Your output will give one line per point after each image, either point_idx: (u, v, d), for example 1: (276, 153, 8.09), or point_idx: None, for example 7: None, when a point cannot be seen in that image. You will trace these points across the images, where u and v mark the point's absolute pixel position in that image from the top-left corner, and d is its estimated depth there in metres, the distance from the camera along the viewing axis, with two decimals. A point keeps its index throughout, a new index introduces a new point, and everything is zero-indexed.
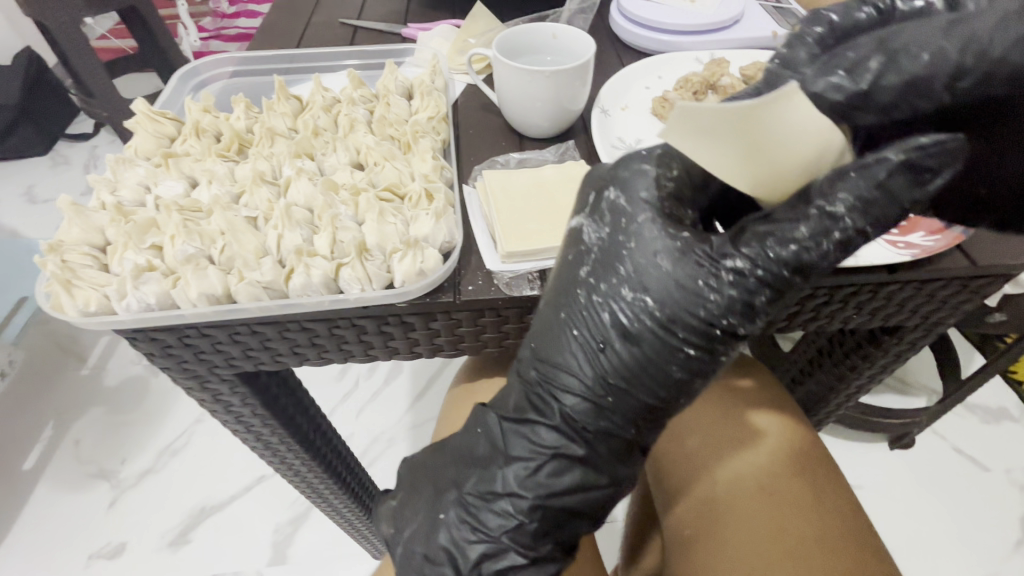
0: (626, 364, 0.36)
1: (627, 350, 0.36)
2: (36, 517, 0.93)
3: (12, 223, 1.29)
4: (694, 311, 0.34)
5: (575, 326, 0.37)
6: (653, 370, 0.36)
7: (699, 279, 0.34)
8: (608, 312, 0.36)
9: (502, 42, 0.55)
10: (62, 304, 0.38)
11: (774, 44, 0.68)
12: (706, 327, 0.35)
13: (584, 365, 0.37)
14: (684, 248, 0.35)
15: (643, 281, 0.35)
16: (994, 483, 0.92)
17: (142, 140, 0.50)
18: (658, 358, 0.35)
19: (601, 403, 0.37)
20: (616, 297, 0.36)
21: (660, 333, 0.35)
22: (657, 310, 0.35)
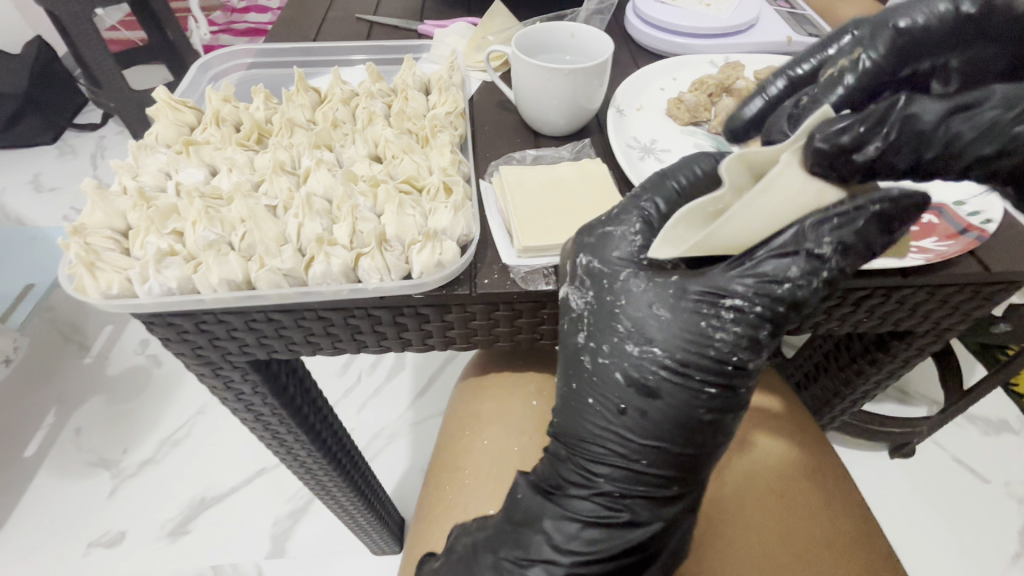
0: (645, 421, 0.37)
1: (643, 409, 0.37)
2: (36, 504, 0.93)
3: (19, 210, 1.30)
4: (700, 357, 0.36)
5: (588, 390, 0.39)
6: (678, 419, 0.37)
7: (701, 324, 0.36)
8: (619, 371, 0.37)
9: (521, 40, 0.55)
10: (85, 286, 0.38)
11: (788, 49, 0.68)
12: (720, 370, 0.36)
13: (608, 429, 0.38)
14: (677, 295, 0.36)
15: (647, 334, 0.37)
16: (993, 494, 0.92)
17: (163, 128, 0.51)
18: (678, 409, 0.37)
19: (634, 466, 0.38)
20: (623, 354, 0.37)
21: (673, 387, 0.36)
22: (668, 359, 0.36)
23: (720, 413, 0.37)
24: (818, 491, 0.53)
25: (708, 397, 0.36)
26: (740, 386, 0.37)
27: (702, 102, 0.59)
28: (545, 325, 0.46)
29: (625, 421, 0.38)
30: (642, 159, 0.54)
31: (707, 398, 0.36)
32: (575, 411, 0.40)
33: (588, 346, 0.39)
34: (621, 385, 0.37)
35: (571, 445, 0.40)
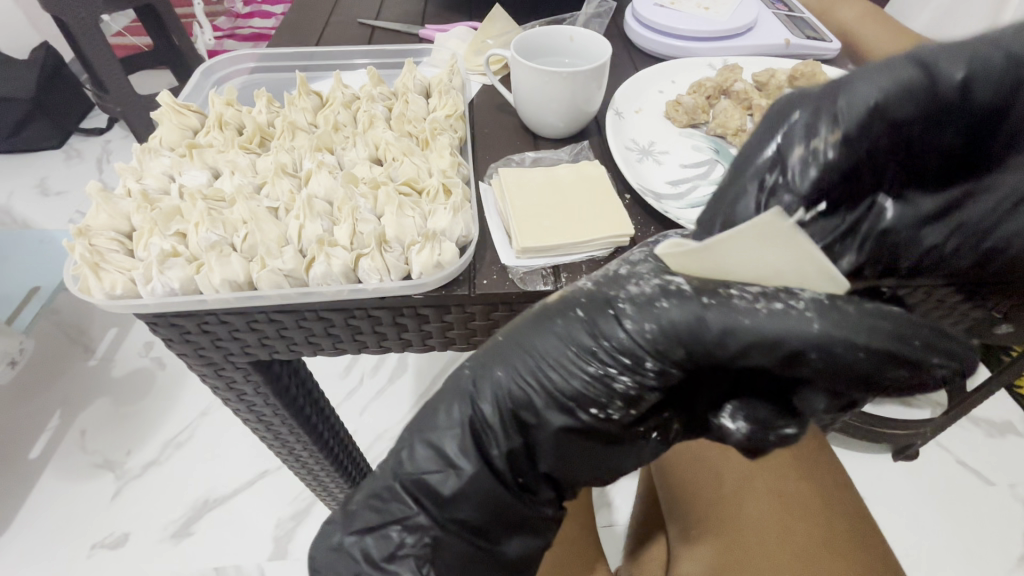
0: (513, 405, 0.36)
1: (516, 390, 0.36)
2: (40, 506, 0.94)
3: (26, 214, 1.31)
4: (587, 353, 0.34)
5: (480, 360, 0.38)
6: (541, 417, 0.36)
7: (653, 335, 0.32)
8: (567, 346, 0.35)
9: (520, 44, 0.56)
10: (89, 287, 0.39)
11: (787, 51, 0.68)
12: (596, 374, 0.34)
13: (515, 390, 0.36)
14: (657, 299, 0.33)
15: (611, 331, 0.34)
16: (998, 497, 0.91)
17: (167, 132, 0.52)
18: (546, 405, 0.35)
19: (506, 436, 0.37)
20: (579, 338, 0.35)
21: (550, 374, 0.35)
22: (615, 361, 0.33)
23: (584, 433, 0.36)
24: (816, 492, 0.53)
25: (579, 410, 0.35)
26: (613, 414, 0.34)
27: (701, 104, 0.59)
28: None
29: (494, 396, 0.36)
30: (640, 161, 0.55)
31: (581, 410, 0.35)
32: (466, 375, 0.38)
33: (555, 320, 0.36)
34: (507, 357, 0.37)
35: (441, 407, 0.38)
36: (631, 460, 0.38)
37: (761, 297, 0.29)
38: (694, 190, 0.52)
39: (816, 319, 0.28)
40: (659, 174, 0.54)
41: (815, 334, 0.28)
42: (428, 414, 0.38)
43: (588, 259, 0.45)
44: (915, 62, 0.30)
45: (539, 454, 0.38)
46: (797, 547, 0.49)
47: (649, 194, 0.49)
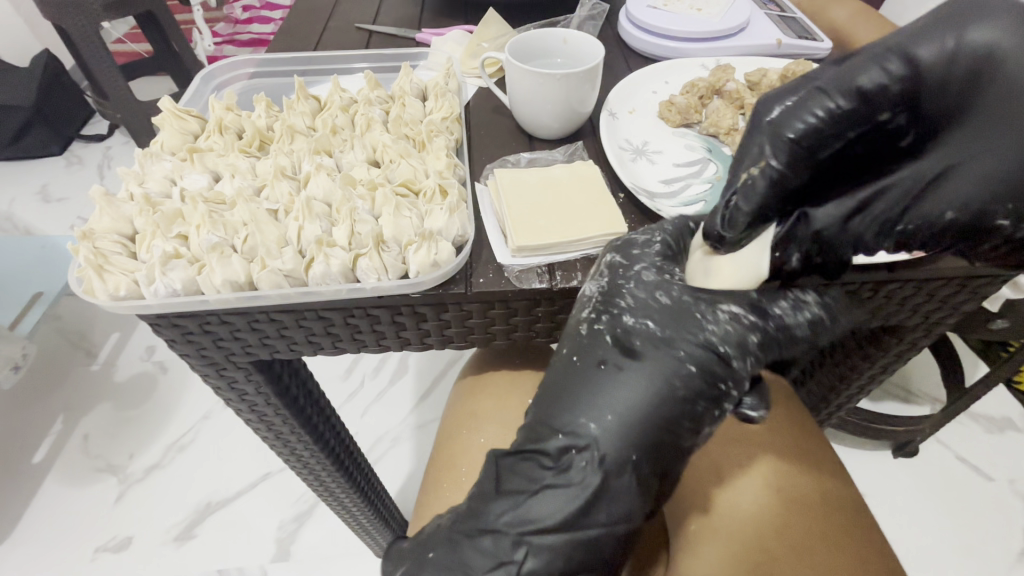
0: (649, 454, 0.37)
1: (651, 438, 0.37)
2: (43, 510, 0.94)
3: (28, 221, 1.32)
4: (699, 389, 0.38)
5: (582, 417, 0.38)
6: (674, 457, 0.38)
7: (748, 326, 0.39)
8: (679, 350, 0.38)
9: (514, 47, 0.57)
10: (94, 289, 0.40)
11: (778, 51, 0.69)
12: (713, 403, 0.38)
13: (634, 402, 0.37)
14: (734, 304, 0.39)
15: (710, 330, 0.38)
16: (998, 493, 0.92)
17: (168, 136, 0.52)
18: (672, 448, 0.38)
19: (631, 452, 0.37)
20: (682, 340, 0.38)
21: (671, 414, 0.37)
22: (719, 351, 0.38)
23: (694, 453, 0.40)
24: (818, 494, 0.53)
25: (696, 438, 0.39)
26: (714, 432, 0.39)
27: (693, 104, 0.60)
28: (541, 323, 0.47)
29: (638, 452, 0.37)
30: (634, 161, 0.56)
31: (700, 404, 0.38)
32: (578, 402, 0.38)
33: (645, 328, 0.39)
34: (619, 411, 0.37)
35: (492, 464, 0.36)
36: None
37: (795, 296, 0.40)
38: (688, 189, 0.53)
39: (826, 316, 0.40)
40: (652, 173, 0.54)
41: (833, 310, 0.41)
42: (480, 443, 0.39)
43: (583, 257, 0.45)
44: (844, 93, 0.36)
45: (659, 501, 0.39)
46: (795, 539, 0.49)
47: (643, 192, 0.50)
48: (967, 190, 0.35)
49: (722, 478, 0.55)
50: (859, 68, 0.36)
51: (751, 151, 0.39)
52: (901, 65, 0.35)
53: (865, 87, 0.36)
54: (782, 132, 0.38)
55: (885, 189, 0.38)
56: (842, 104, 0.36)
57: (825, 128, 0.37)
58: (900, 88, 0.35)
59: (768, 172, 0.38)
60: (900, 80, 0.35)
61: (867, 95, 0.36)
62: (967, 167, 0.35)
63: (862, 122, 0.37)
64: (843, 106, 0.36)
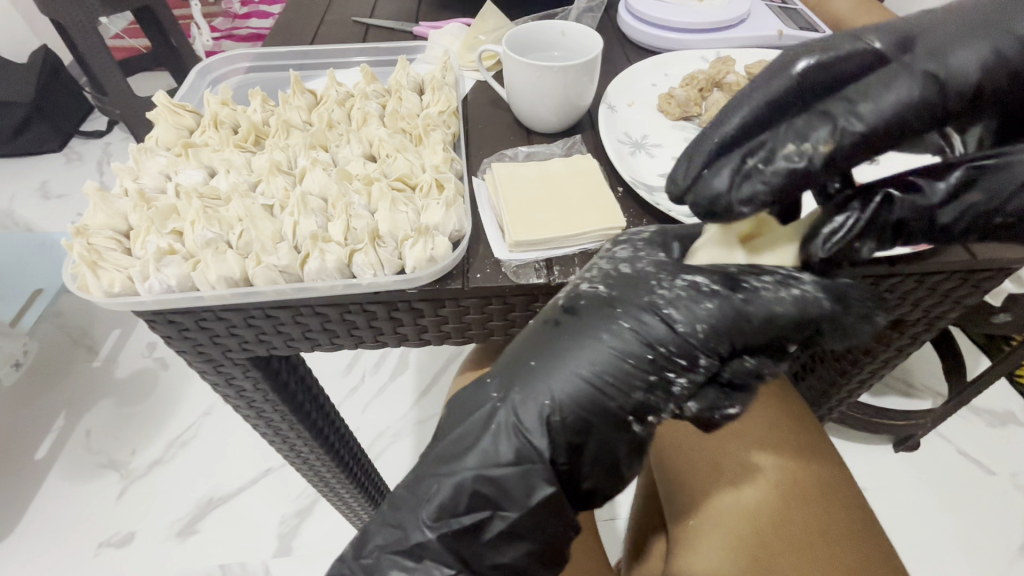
0: (577, 427, 0.35)
1: (579, 408, 0.34)
2: (47, 506, 0.95)
3: (28, 217, 1.32)
4: (637, 360, 0.35)
5: (512, 381, 0.36)
6: (604, 433, 0.35)
7: (717, 306, 0.35)
8: (630, 324, 0.35)
9: (512, 39, 0.56)
10: (88, 285, 0.39)
11: (779, 42, 0.68)
12: (653, 379, 0.35)
13: (580, 374, 0.35)
14: (703, 280, 0.36)
15: (675, 305, 0.35)
16: (999, 486, 0.92)
17: (163, 131, 0.52)
18: (602, 425, 0.35)
19: (563, 420, 0.34)
20: (642, 313, 0.35)
21: (607, 385, 0.35)
22: (682, 331, 0.35)
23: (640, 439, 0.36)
24: (818, 491, 0.52)
25: (636, 419, 0.35)
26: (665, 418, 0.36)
27: (693, 97, 0.60)
28: None
29: (559, 419, 0.34)
30: (633, 155, 0.55)
31: (646, 384, 0.35)
32: (519, 370, 0.36)
33: (606, 300, 0.37)
34: (551, 376, 0.35)
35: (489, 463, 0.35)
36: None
37: (786, 282, 0.35)
38: None
39: (827, 296, 0.35)
40: (652, 167, 0.54)
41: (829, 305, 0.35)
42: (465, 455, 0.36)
43: (581, 252, 0.45)
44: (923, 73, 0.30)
45: (592, 479, 0.37)
46: (794, 537, 0.49)
47: (641, 186, 0.50)
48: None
49: (721, 475, 0.54)
50: (954, 39, 0.31)
51: (804, 131, 0.31)
52: (1018, 44, 0.30)
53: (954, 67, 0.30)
54: (859, 116, 0.30)
55: (1005, 169, 0.33)
56: (929, 89, 0.30)
57: (912, 116, 0.30)
58: (1006, 72, 0.31)
59: (834, 137, 0.30)
60: (1021, 59, 0.31)
61: (977, 77, 0.30)
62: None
63: (941, 110, 0.30)
64: (927, 89, 0.30)
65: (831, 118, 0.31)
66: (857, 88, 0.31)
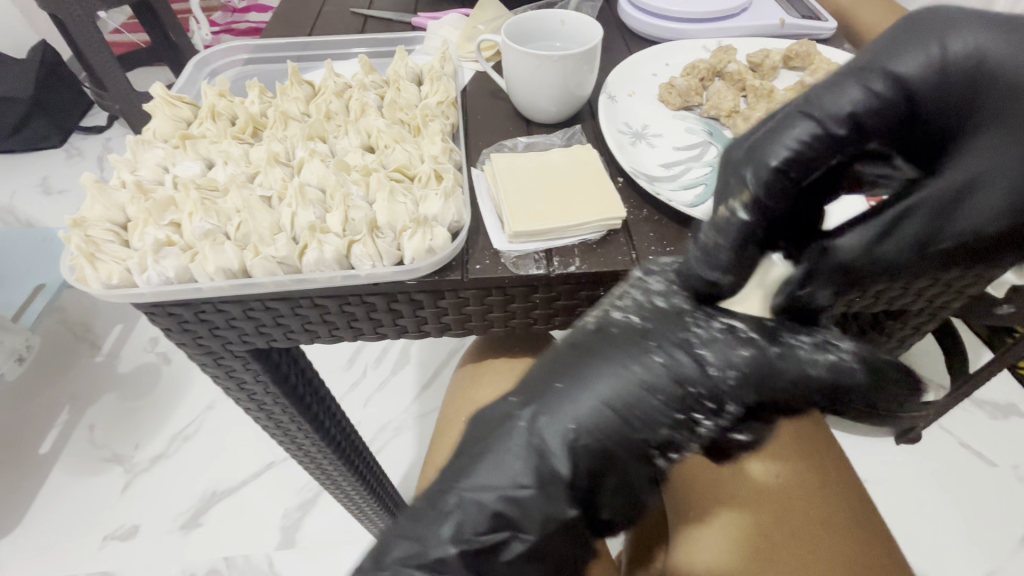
0: (599, 461, 0.34)
1: (601, 437, 0.33)
2: (52, 500, 0.95)
3: (29, 213, 1.32)
4: (668, 398, 0.33)
5: (538, 400, 0.35)
6: (625, 468, 0.34)
7: (753, 360, 0.33)
8: (661, 358, 0.34)
9: (510, 28, 0.56)
10: (86, 277, 0.39)
11: (781, 31, 0.67)
12: (679, 419, 0.33)
13: (607, 403, 0.34)
14: (739, 330, 0.34)
15: (712, 350, 0.34)
16: (1001, 478, 0.91)
17: (160, 123, 0.52)
18: (626, 459, 0.34)
19: (588, 451, 0.33)
20: (676, 352, 0.34)
21: (633, 418, 0.33)
22: (716, 379, 0.33)
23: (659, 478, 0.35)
24: (818, 485, 0.52)
25: (659, 457, 0.34)
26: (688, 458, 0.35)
27: (693, 86, 0.59)
28: (538, 309, 0.46)
29: (579, 455, 0.33)
30: (634, 145, 0.55)
31: (671, 426, 0.33)
32: (545, 390, 0.35)
33: (640, 332, 0.35)
34: (576, 402, 0.34)
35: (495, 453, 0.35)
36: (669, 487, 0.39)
37: (816, 347, 0.34)
38: (688, 173, 0.52)
39: (861, 368, 0.34)
40: (653, 157, 0.54)
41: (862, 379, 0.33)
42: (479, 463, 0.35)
43: (581, 243, 0.45)
44: (805, 116, 0.32)
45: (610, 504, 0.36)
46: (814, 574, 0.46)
47: (641, 176, 0.49)
48: (1000, 208, 0.31)
49: (737, 480, 0.53)
50: (832, 81, 0.32)
51: (727, 186, 0.34)
52: (886, 83, 0.31)
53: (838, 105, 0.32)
54: (764, 159, 0.32)
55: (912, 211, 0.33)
56: (818, 128, 0.32)
57: (808, 154, 0.32)
58: (887, 110, 0.31)
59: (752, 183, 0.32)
60: (902, 95, 0.31)
61: (855, 118, 0.31)
62: (987, 187, 0.31)
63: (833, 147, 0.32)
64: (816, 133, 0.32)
65: (748, 167, 0.33)
66: (758, 137, 0.33)
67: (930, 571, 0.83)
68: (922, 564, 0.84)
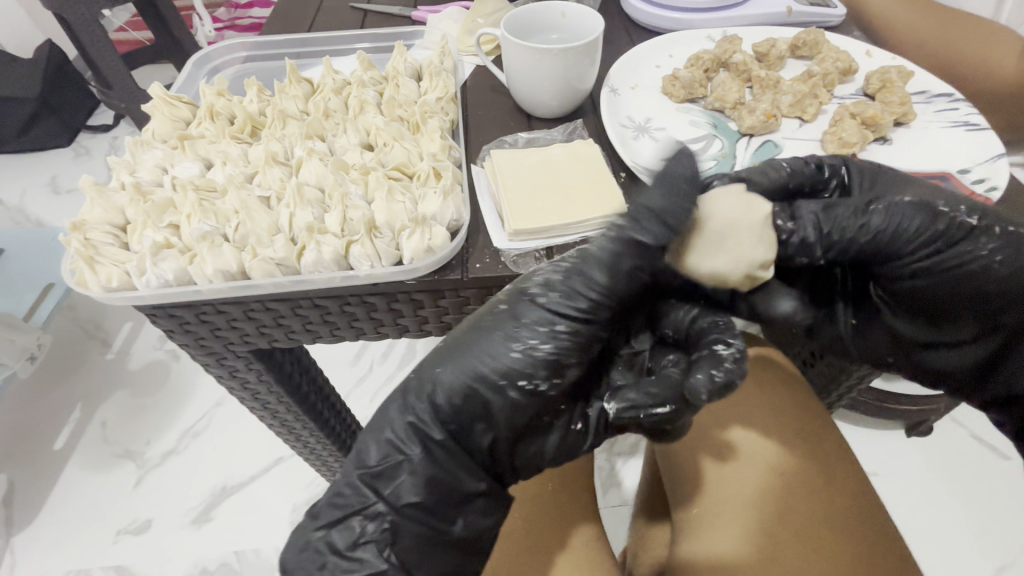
0: (457, 398, 0.38)
1: (457, 379, 0.38)
2: (66, 495, 0.97)
3: (39, 213, 1.33)
4: (506, 334, 0.38)
5: (435, 358, 0.40)
6: (482, 399, 0.38)
7: (578, 287, 0.38)
8: (506, 307, 0.39)
9: (510, 22, 0.55)
10: (86, 280, 0.40)
11: (789, 20, 0.66)
12: (518, 348, 0.37)
13: (467, 351, 0.38)
14: (573, 273, 0.38)
15: (551, 292, 0.38)
16: (1016, 471, 0.90)
17: (159, 124, 0.52)
18: (480, 391, 0.38)
19: (458, 393, 0.38)
20: (526, 301, 0.39)
21: (480, 355, 0.38)
22: (552, 312, 0.38)
23: (522, 410, 0.38)
24: (772, 420, 0.56)
25: (509, 386, 0.37)
26: (541, 386, 0.37)
27: (698, 78, 0.57)
28: None
29: (441, 394, 0.38)
30: (636, 139, 0.54)
31: (518, 356, 0.37)
32: (428, 357, 0.40)
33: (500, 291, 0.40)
34: (446, 356, 0.39)
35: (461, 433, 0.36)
36: (551, 444, 0.39)
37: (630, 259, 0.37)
38: None
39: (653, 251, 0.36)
40: (655, 151, 0.53)
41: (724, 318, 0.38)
42: (388, 420, 0.40)
43: (583, 240, 0.44)
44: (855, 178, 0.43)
45: (494, 436, 0.39)
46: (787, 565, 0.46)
47: (644, 171, 0.49)
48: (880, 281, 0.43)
49: (714, 458, 0.55)
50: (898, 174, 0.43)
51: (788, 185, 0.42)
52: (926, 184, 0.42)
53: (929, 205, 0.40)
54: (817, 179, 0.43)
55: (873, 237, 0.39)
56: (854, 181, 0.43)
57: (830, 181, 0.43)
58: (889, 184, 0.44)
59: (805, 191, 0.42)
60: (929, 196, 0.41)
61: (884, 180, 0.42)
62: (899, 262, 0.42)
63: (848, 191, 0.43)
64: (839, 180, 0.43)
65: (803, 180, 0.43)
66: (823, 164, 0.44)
67: (937, 564, 0.83)
68: (932, 558, 0.83)
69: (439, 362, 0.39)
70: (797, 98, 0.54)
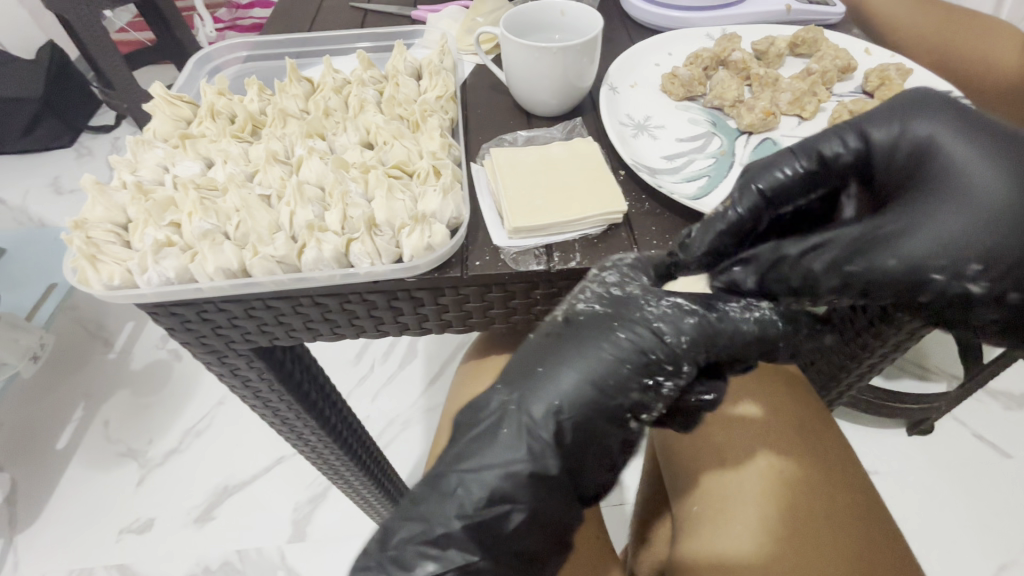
0: (572, 428, 0.35)
1: (578, 406, 0.35)
2: (69, 494, 0.97)
3: (41, 214, 1.33)
4: (633, 365, 0.35)
5: (518, 387, 0.36)
6: (600, 434, 0.35)
7: (706, 325, 0.36)
8: (626, 334, 0.36)
9: (509, 20, 0.55)
10: (88, 278, 0.40)
11: (788, 18, 0.66)
12: (645, 383, 0.35)
13: (586, 379, 0.35)
14: (688, 309, 0.36)
15: (676, 324, 0.36)
16: (1017, 470, 0.90)
17: (160, 123, 0.52)
18: (600, 423, 0.35)
19: (576, 423, 0.35)
20: (640, 330, 0.36)
21: (606, 388, 0.35)
22: (682, 345, 0.35)
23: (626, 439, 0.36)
24: (774, 422, 0.56)
25: (631, 420, 0.36)
26: (654, 416, 0.36)
27: (697, 75, 0.58)
28: (540, 305, 0.46)
29: (564, 428, 0.34)
30: (635, 137, 0.54)
31: (641, 388, 0.35)
32: (532, 382, 0.36)
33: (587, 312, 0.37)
34: (563, 381, 0.35)
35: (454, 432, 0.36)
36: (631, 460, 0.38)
37: (742, 308, 0.37)
38: (691, 164, 0.51)
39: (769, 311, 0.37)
40: (654, 149, 0.53)
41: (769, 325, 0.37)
42: None
43: (582, 237, 0.44)
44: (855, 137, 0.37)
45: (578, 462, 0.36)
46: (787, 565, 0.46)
47: (643, 168, 0.49)
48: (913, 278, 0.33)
49: (721, 457, 0.55)
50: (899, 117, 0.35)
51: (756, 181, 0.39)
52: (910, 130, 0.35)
53: (919, 254, 0.31)
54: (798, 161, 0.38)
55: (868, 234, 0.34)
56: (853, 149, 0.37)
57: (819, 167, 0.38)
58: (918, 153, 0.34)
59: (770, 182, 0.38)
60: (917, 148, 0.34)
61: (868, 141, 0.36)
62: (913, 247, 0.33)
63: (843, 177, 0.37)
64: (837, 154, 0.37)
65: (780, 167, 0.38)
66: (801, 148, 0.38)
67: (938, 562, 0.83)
68: (933, 556, 0.83)
69: (539, 384, 0.35)
70: (796, 95, 0.55)
